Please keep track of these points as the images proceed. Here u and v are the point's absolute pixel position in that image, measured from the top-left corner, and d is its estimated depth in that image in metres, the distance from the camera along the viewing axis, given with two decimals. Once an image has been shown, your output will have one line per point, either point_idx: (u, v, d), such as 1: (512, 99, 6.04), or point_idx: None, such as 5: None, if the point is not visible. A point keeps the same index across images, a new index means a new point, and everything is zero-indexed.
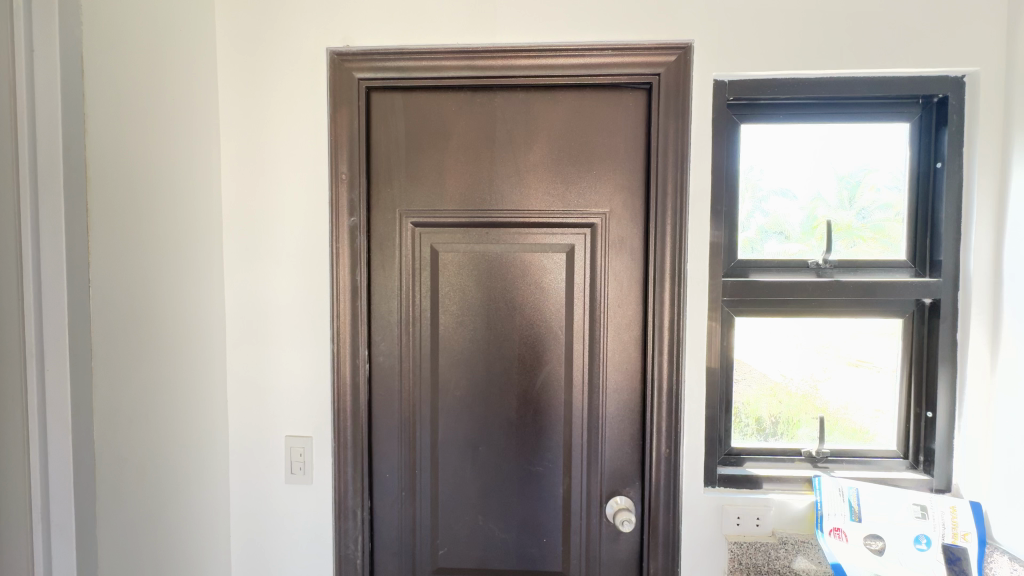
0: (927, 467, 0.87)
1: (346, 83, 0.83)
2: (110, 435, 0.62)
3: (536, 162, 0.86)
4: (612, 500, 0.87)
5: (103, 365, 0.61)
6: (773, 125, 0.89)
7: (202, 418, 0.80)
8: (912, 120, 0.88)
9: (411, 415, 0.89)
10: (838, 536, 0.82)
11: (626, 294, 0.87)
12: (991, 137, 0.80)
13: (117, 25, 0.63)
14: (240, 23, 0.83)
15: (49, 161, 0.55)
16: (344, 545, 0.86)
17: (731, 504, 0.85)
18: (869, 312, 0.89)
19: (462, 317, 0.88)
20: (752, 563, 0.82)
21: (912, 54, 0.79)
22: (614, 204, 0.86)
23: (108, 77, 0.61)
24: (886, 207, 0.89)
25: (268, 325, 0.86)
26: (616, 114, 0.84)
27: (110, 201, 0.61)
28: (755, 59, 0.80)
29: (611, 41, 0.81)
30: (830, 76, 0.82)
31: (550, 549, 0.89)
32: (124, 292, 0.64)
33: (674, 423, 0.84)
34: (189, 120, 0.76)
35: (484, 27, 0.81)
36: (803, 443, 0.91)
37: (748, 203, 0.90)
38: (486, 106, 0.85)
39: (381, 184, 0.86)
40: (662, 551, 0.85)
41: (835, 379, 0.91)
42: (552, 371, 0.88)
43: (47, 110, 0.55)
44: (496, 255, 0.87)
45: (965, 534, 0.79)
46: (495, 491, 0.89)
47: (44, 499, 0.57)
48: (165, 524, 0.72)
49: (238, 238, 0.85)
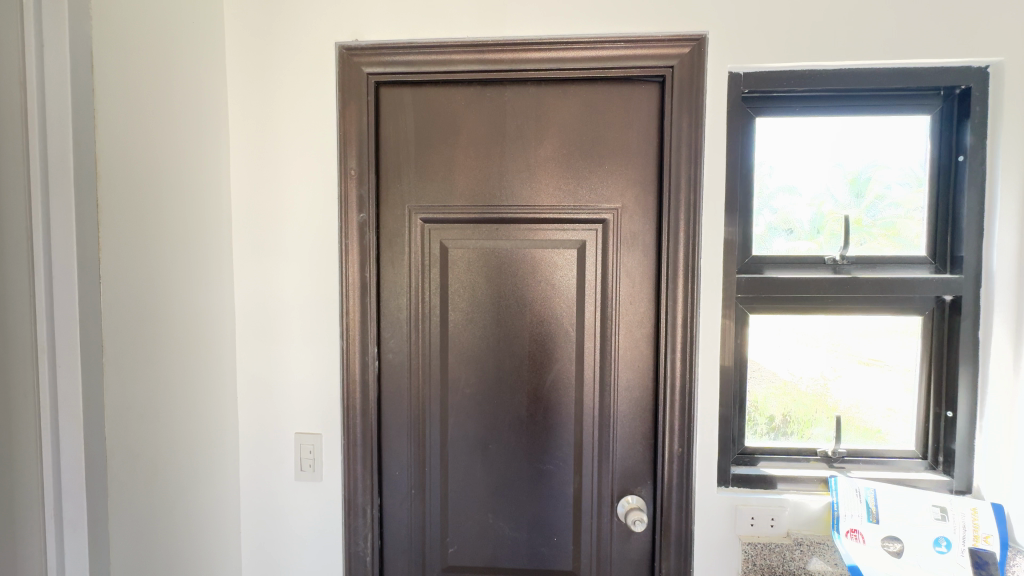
0: (946, 468, 0.85)
1: (355, 78, 0.82)
2: (124, 434, 0.62)
3: (546, 158, 0.84)
4: (623, 499, 0.86)
5: (116, 365, 0.61)
6: (789, 119, 0.87)
7: (212, 416, 0.80)
8: (933, 112, 0.85)
9: (420, 412, 0.88)
10: (855, 537, 0.81)
11: (637, 291, 0.85)
12: (1014, 129, 0.79)
13: (128, 21, 0.62)
14: (250, 18, 0.82)
15: (59, 161, 0.55)
16: (354, 543, 0.86)
17: (745, 504, 0.83)
18: (887, 309, 0.87)
19: (473, 314, 0.87)
20: (767, 564, 0.81)
21: (935, 44, 0.77)
22: (626, 199, 0.84)
23: (117, 72, 0.61)
24: (895, 204, 0.87)
25: (277, 324, 0.85)
26: (628, 107, 0.83)
27: (121, 200, 0.61)
28: (771, 50, 0.79)
29: (624, 32, 0.79)
30: (848, 67, 0.80)
31: (560, 548, 0.88)
32: (136, 290, 0.64)
33: (687, 421, 0.83)
34: (197, 117, 0.76)
35: (494, 21, 0.80)
36: (818, 442, 0.90)
37: (759, 200, 0.88)
38: (495, 100, 0.84)
39: (390, 179, 0.86)
40: (674, 551, 0.83)
41: (847, 379, 0.89)
42: (562, 369, 0.87)
43: (58, 109, 0.55)
44: (507, 251, 0.86)
45: (986, 536, 0.78)
46: (505, 490, 0.88)
47: (56, 496, 0.57)
48: (176, 523, 0.72)
49: (248, 237, 0.85)
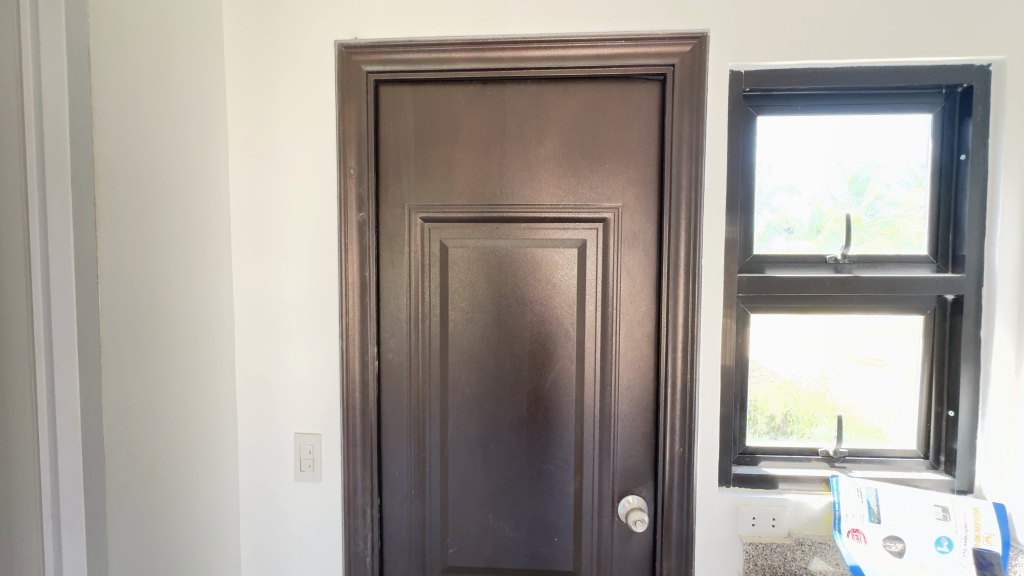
0: (948, 468, 0.85)
1: (355, 77, 0.82)
2: (122, 434, 0.62)
3: (546, 157, 0.84)
4: (623, 500, 0.86)
5: (113, 365, 0.60)
6: (789, 118, 0.87)
7: (210, 417, 0.79)
8: (934, 111, 0.85)
9: (420, 412, 0.88)
10: (856, 537, 0.81)
11: (638, 290, 0.85)
12: (1015, 127, 0.78)
13: (125, 18, 0.62)
14: (249, 16, 0.82)
15: (56, 160, 0.54)
16: (354, 543, 0.86)
17: (746, 504, 0.83)
18: (888, 308, 0.87)
19: (473, 314, 0.87)
20: (768, 564, 0.80)
21: (937, 42, 0.77)
22: (627, 198, 0.84)
23: (114, 70, 0.60)
24: (895, 203, 0.87)
25: (276, 324, 0.85)
26: (629, 106, 0.83)
27: (119, 199, 0.61)
28: (772, 48, 0.78)
29: (625, 31, 0.79)
30: (850, 66, 0.80)
31: (561, 548, 0.88)
32: (133, 290, 0.63)
33: (688, 421, 0.82)
34: (196, 115, 0.75)
35: (494, 19, 0.80)
36: (818, 442, 0.90)
37: (759, 199, 0.88)
38: (495, 99, 0.84)
39: (390, 178, 0.85)
40: (675, 551, 0.83)
41: (847, 378, 0.89)
42: (563, 368, 0.86)
43: (55, 107, 0.54)
44: (507, 251, 0.86)
45: (988, 536, 0.77)
46: (506, 490, 0.88)
47: (54, 497, 0.57)
48: (174, 523, 0.71)
49: (247, 236, 0.84)
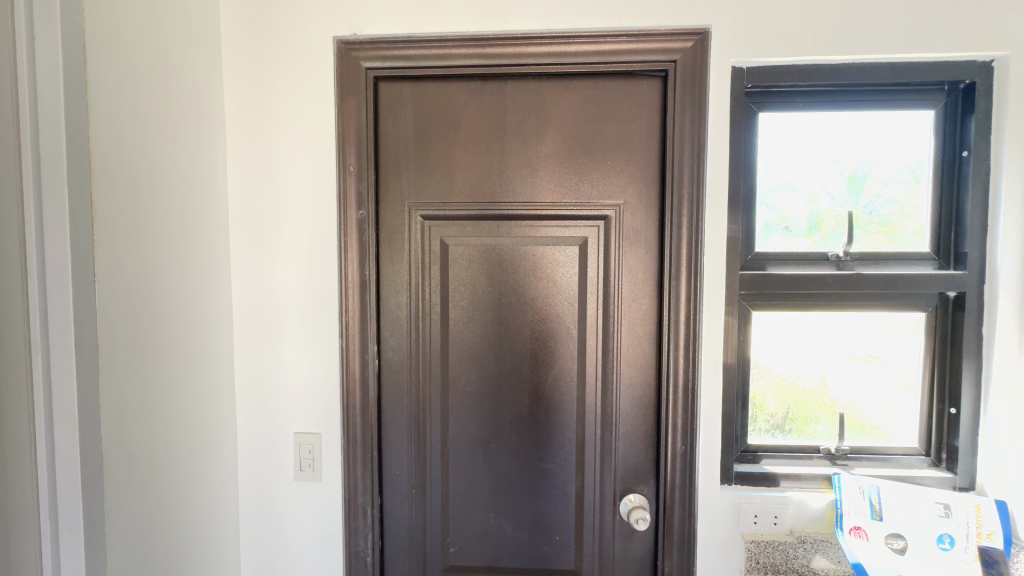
0: (949, 465, 0.85)
1: (353, 73, 0.81)
2: (120, 434, 0.61)
3: (547, 154, 0.83)
4: (625, 498, 0.85)
5: (110, 366, 0.60)
6: (790, 115, 0.86)
7: (209, 416, 0.78)
8: (935, 108, 0.85)
9: (421, 411, 0.88)
10: (858, 535, 0.80)
11: (639, 287, 0.85)
12: (1018, 123, 0.78)
13: (121, 14, 0.61)
14: (247, 11, 0.81)
15: (51, 156, 0.54)
16: (354, 543, 0.85)
17: (748, 502, 0.83)
18: (890, 305, 0.86)
19: (473, 312, 0.87)
20: (770, 562, 0.81)
21: (940, 37, 0.76)
22: (628, 195, 0.84)
23: (110, 67, 0.59)
24: (893, 201, 0.87)
25: (275, 322, 0.84)
26: (630, 102, 0.82)
27: (116, 198, 0.60)
28: (774, 44, 0.78)
29: (626, 26, 0.78)
30: (852, 62, 0.80)
31: (562, 547, 0.88)
32: (130, 290, 0.62)
33: (689, 418, 0.82)
34: (193, 112, 0.74)
35: (494, 14, 0.79)
36: (820, 440, 0.90)
37: (758, 196, 0.88)
38: (495, 95, 0.83)
39: (390, 175, 0.85)
40: (677, 549, 0.83)
41: (846, 376, 0.89)
42: (563, 366, 0.86)
43: (49, 104, 0.53)
44: (507, 248, 0.86)
45: (989, 533, 0.78)
46: (507, 489, 0.87)
47: (52, 499, 0.56)
48: (173, 523, 0.71)
49: (245, 234, 0.84)
